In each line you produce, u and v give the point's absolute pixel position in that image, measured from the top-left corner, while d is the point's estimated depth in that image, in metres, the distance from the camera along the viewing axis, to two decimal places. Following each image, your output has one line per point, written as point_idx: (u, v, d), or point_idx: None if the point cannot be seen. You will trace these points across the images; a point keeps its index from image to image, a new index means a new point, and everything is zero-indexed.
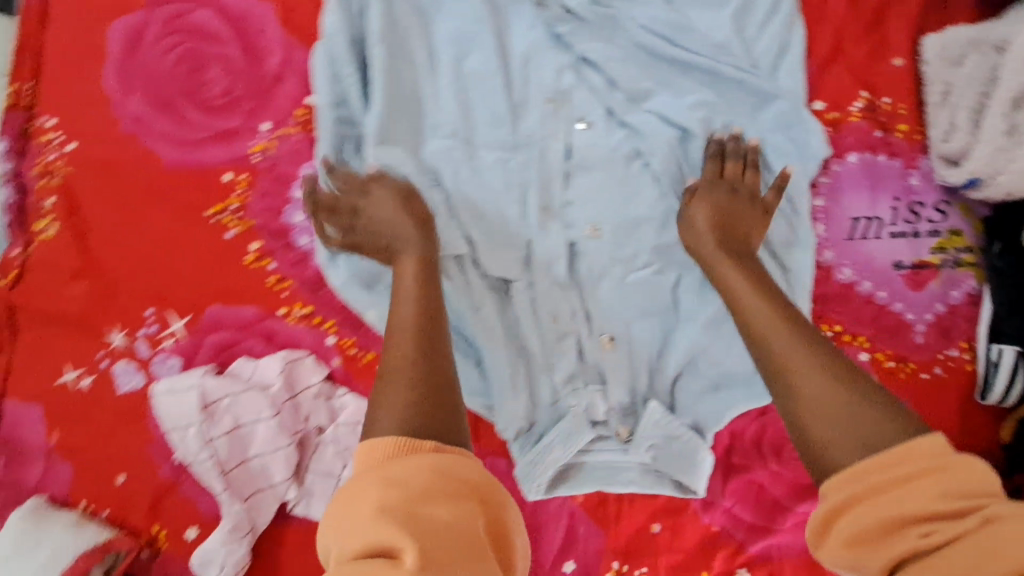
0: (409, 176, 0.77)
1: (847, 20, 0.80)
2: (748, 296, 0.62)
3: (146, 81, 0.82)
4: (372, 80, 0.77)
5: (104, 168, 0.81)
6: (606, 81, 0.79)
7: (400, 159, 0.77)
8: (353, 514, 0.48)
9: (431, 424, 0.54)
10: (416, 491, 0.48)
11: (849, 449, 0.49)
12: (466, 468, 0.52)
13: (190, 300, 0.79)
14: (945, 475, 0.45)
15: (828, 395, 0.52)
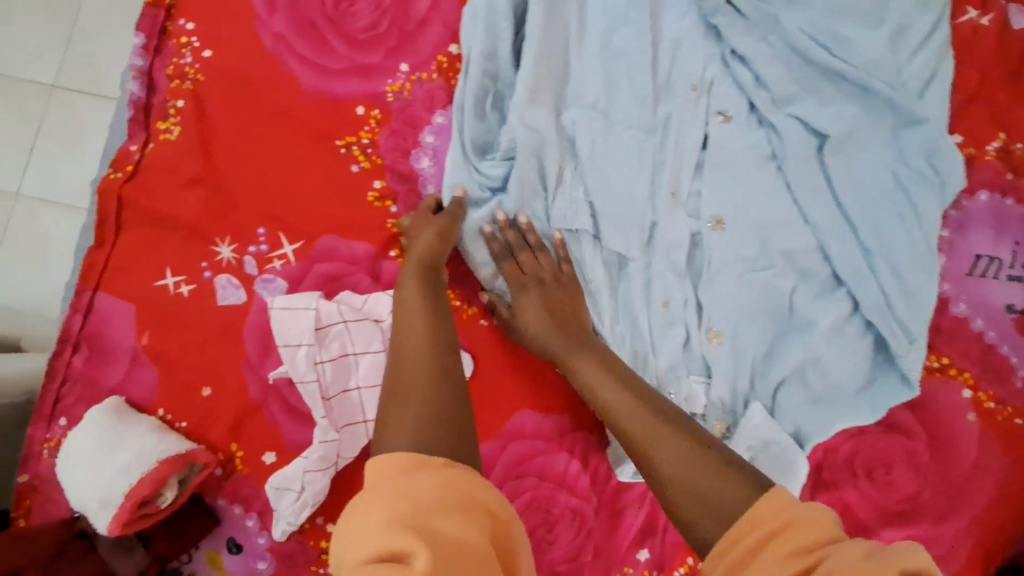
0: (548, 139, 0.77)
1: (993, 62, 0.82)
2: (597, 381, 0.64)
3: (294, 4, 0.84)
4: (527, 37, 0.77)
5: (240, 82, 0.82)
6: (753, 78, 0.79)
7: (543, 119, 0.76)
8: (364, 525, 0.44)
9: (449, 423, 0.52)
10: (425, 505, 0.45)
11: (705, 508, 0.47)
12: (480, 485, 0.48)
13: (303, 227, 0.79)
14: (792, 535, 0.42)
15: (672, 453, 0.52)
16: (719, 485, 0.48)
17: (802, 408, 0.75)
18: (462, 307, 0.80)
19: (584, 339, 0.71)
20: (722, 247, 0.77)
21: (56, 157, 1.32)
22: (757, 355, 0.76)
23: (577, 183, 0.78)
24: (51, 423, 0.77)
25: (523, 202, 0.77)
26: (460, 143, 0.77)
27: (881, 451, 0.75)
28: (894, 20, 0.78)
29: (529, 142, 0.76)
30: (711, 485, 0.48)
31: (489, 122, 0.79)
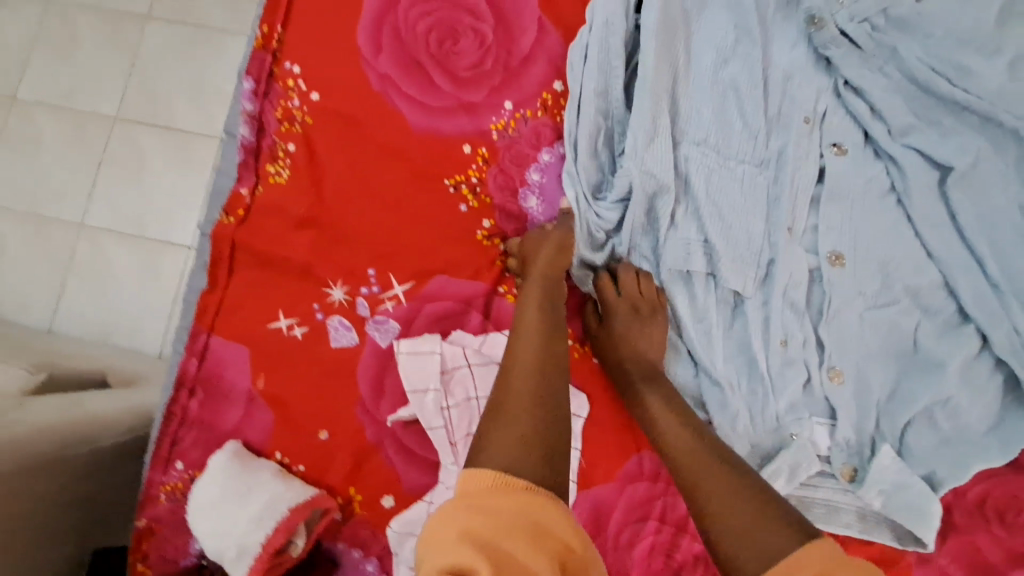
0: (661, 176, 0.75)
1: None
2: (665, 418, 0.68)
3: (398, 45, 0.84)
4: (643, 72, 0.75)
5: (348, 124, 0.84)
6: (868, 109, 0.78)
7: (660, 157, 0.75)
8: (441, 535, 0.47)
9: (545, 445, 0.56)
10: (499, 532, 0.46)
11: (749, 546, 0.53)
12: (553, 518, 0.49)
13: (414, 266, 0.80)
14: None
15: (727, 497, 0.58)
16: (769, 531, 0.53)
17: (932, 450, 0.72)
18: (575, 345, 0.79)
19: (654, 374, 0.73)
20: (842, 284, 0.75)
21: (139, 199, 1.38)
22: (882, 395, 0.74)
23: (690, 218, 0.77)
24: (167, 467, 0.77)
25: (633, 243, 0.78)
26: (582, 178, 0.77)
27: (1015, 493, 0.72)
28: (1013, 49, 0.75)
29: (645, 181, 0.75)
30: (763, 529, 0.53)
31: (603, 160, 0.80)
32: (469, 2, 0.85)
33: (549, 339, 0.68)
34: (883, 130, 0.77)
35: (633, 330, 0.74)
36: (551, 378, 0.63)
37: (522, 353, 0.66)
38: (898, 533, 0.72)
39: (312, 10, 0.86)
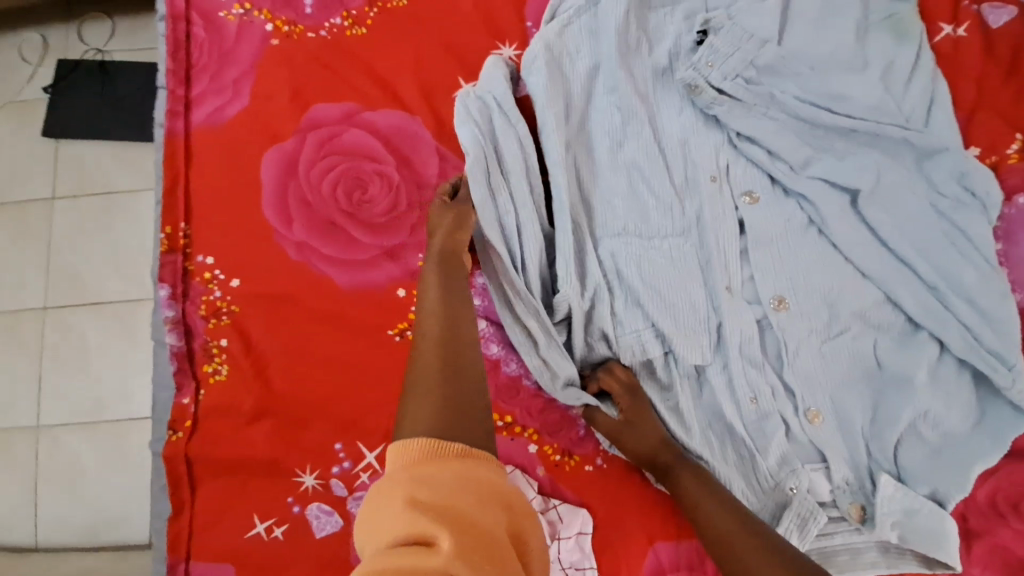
0: (591, 277, 0.76)
1: (983, 68, 0.83)
2: (702, 495, 0.69)
3: (306, 210, 0.84)
4: (558, 181, 0.77)
5: (277, 303, 0.82)
6: (766, 152, 0.80)
7: (588, 261, 0.76)
8: (382, 512, 0.43)
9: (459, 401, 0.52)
10: (446, 497, 0.43)
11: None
12: (492, 470, 0.47)
13: (379, 428, 0.78)
14: None
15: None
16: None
17: (929, 465, 0.72)
18: (563, 459, 0.78)
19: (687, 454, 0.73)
20: (794, 326, 0.76)
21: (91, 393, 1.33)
22: (865, 424, 0.74)
23: (632, 306, 0.77)
24: None
25: (590, 347, 0.78)
26: (526, 321, 0.75)
27: (1019, 482, 0.72)
28: (879, 59, 0.80)
29: (578, 296, 0.75)
30: None
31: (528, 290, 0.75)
32: (365, 150, 0.86)
33: (457, 301, 0.64)
34: (785, 170, 0.79)
35: (651, 432, 0.73)
36: (465, 370, 0.56)
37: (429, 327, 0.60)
38: (924, 561, 0.71)
39: (214, 199, 0.86)
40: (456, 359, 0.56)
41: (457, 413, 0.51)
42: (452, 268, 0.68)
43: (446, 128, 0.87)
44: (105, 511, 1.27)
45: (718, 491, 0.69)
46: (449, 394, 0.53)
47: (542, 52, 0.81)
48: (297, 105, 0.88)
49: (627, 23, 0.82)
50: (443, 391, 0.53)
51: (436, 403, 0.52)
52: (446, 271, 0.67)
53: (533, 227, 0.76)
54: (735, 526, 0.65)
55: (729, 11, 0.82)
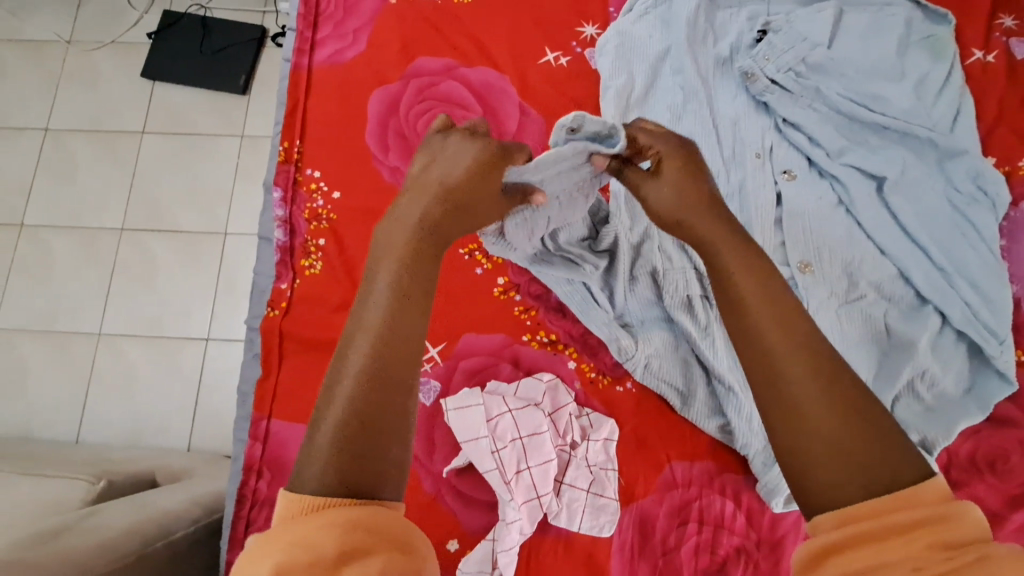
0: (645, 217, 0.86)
1: (1007, 90, 0.95)
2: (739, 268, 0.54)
3: (402, 140, 0.98)
4: None
5: (369, 214, 0.95)
6: (808, 138, 0.92)
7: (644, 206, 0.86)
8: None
9: (364, 420, 0.50)
10: (303, 536, 0.43)
11: (800, 421, 0.47)
12: (360, 514, 0.45)
13: (444, 329, 0.90)
14: (944, 527, 0.40)
15: (813, 394, 0.47)
16: (844, 431, 0.46)
17: (921, 418, 0.83)
18: (598, 377, 0.88)
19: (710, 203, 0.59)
20: (817, 287, 0.87)
21: (162, 301, 1.48)
22: (870, 378, 0.84)
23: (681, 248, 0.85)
24: (245, 547, 0.84)
25: (635, 280, 0.87)
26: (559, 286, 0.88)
27: (997, 445, 0.83)
28: (914, 72, 0.94)
29: (627, 228, 0.86)
30: (838, 429, 0.46)
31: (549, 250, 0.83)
32: (459, 97, 1.00)
33: (413, 283, 0.55)
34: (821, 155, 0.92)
35: (688, 194, 0.59)
36: (393, 371, 0.51)
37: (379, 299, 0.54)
38: None
39: (325, 123, 1.00)
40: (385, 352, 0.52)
41: (376, 438, 0.49)
42: (426, 245, 0.57)
43: (530, 87, 1.00)
44: (155, 415, 1.42)
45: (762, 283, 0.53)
46: (361, 408, 0.49)
47: (613, 36, 0.98)
48: (405, 53, 1.02)
49: (696, 17, 0.97)
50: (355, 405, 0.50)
51: (354, 395, 0.50)
52: (415, 244, 0.57)
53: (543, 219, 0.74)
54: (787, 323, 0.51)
55: (788, 18, 0.97)
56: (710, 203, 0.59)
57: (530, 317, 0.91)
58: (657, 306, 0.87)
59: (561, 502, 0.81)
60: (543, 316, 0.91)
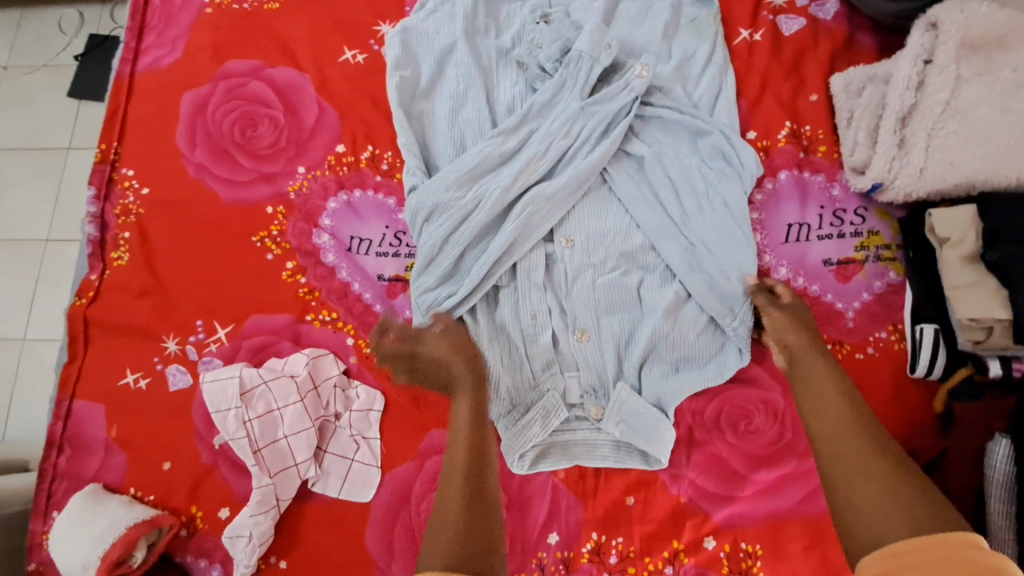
0: (440, 181, 0.92)
1: (770, 66, 0.99)
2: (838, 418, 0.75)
3: (207, 137, 1.05)
4: (432, 163, 0.99)
5: (173, 208, 1.02)
6: (580, 108, 0.96)
7: (433, 188, 0.92)
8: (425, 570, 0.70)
9: (471, 484, 0.78)
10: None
11: (834, 421, 0.75)
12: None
13: (233, 311, 0.96)
14: (855, 503, 0.68)
15: (873, 499, 0.66)
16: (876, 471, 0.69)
17: (664, 380, 0.88)
18: (374, 352, 0.92)
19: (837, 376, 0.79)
20: (572, 259, 0.93)
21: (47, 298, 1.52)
22: (619, 343, 0.90)
23: (466, 233, 0.91)
24: (46, 517, 0.91)
25: (435, 249, 0.91)
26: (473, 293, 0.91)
27: (740, 406, 0.87)
28: (678, 54, 1.00)
29: (462, 199, 0.92)
30: (851, 444, 0.72)
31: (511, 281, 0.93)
32: (263, 96, 1.05)
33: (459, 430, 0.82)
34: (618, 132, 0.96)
35: (838, 419, 0.75)
36: (473, 450, 0.81)
37: (460, 431, 0.82)
38: (642, 455, 0.87)
39: (143, 125, 1.08)
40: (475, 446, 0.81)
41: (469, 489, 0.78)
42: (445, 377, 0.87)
43: (330, 82, 1.06)
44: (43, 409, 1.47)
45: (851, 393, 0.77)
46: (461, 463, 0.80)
47: (398, 33, 1.03)
48: (217, 58, 1.09)
49: (474, 12, 1.04)
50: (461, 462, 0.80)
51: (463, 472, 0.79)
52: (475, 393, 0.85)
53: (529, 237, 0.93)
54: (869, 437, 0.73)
55: (566, 9, 1.04)
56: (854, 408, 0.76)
57: (314, 298, 0.95)
58: (438, 281, 0.91)
59: (322, 468, 0.87)
60: (326, 297, 0.95)
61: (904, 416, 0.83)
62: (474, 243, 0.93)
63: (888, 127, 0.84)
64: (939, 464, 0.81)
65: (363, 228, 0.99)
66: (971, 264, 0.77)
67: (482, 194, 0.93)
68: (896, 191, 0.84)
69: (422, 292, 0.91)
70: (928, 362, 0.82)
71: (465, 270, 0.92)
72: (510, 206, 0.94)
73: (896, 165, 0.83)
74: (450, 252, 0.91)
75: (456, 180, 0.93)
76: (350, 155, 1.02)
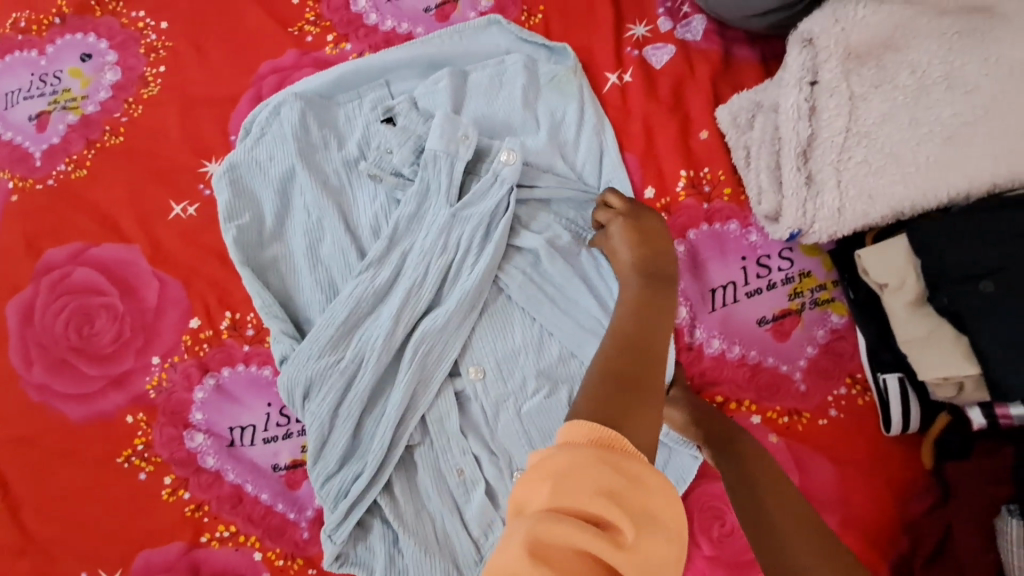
0: (312, 347, 0.79)
1: (649, 106, 0.87)
2: (773, 511, 0.61)
3: (40, 349, 0.89)
4: (301, 319, 0.86)
5: (19, 446, 0.86)
6: (450, 216, 0.83)
7: (305, 356, 0.79)
8: (569, 479, 0.44)
9: (635, 367, 0.56)
10: (572, 471, 0.44)
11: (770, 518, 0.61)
12: (624, 520, 0.43)
13: (115, 555, 0.81)
14: None
15: None
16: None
17: None
18: (287, 562, 0.79)
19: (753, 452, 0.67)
20: (484, 394, 0.81)
21: None
22: None
23: (358, 399, 0.78)
24: None
25: (327, 426, 0.78)
26: (384, 467, 0.77)
27: (711, 508, 0.75)
28: (546, 120, 0.88)
29: (343, 360, 0.79)
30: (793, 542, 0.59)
31: (426, 438, 0.80)
32: (93, 285, 0.90)
33: (631, 307, 0.64)
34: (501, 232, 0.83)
35: (769, 512, 0.61)
36: (649, 318, 0.62)
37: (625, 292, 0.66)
38: None
39: None
40: (649, 315, 0.63)
41: (637, 381, 0.55)
42: (659, 251, 0.71)
43: (165, 249, 0.92)
44: None
45: (780, 480, 0.64)
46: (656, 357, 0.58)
47: (224, 172, 0.89)
48: (31, 251, 0.93)
49: (306, 129, 0.90)
50: (628, 323, 0.62)
51: (625, 333, 0.60)
52: (653, 265, 0.69)
53: (431, 381, 0.80)
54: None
55: (410, 98, 0.91)
56: (782, 492, 0.63)
57: (204, 514, 0.81)
58: (339, 463, 0.78)
59: None
60: (216, 509, 0.81)
61: (889, 478, 0.72)
62: (373, 407, 0.80)
63: (791, 166, 0.75)
64: (945, 547, 0.68)
65: (241, 413, 0.85)
66: (920, 310, 0.70)
67: (364, 348, 0.79)
68: (817, 235, 0.75)
69: (325, 481, 0.77)
70: (901, 415, 0.72)
71: (368, 440, 0.79)
72: (399, 349, 0.81)
73: (811, 208, 0.74)
74: (345, 427, 0.78)
75: (329, 341, 0.79)
76: (207, 329, 0.88)
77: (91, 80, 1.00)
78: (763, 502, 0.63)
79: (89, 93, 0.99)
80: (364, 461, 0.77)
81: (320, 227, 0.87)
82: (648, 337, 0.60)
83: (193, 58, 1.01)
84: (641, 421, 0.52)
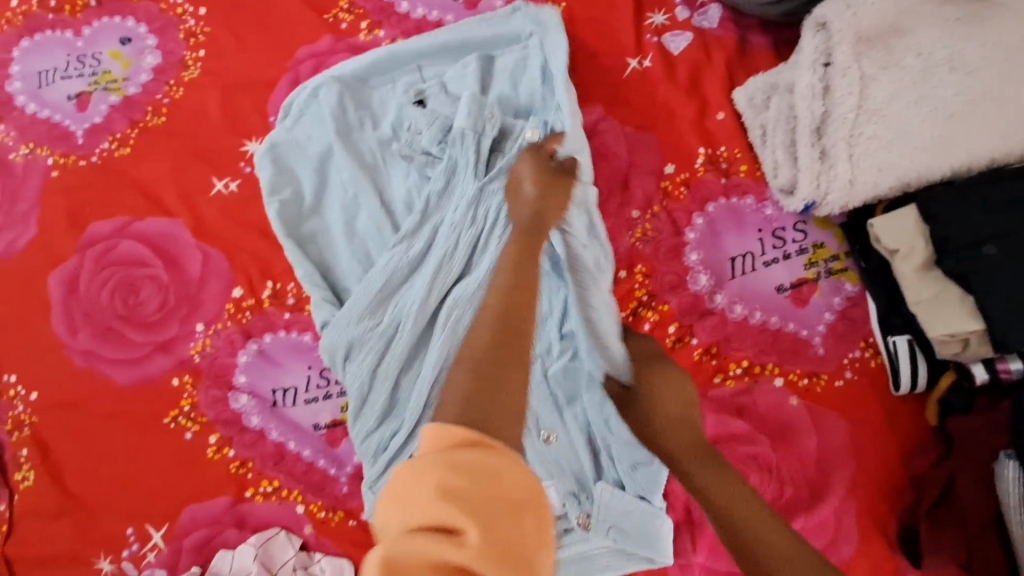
0: (352, 311, 0.84)
1: (669, 89, 0.92)
2: (721, 492, 0.73)
3: (87, 317, 0.93)
4: (338, 287, 0.90)
5: (65, 408, 0.90)
6: (478, 189, 0.87)
7: (346, 320, 0.84)
8: (409, 489, 0.44)
9: (510, 327, 0.64)
10: (407, 487, 0.44)
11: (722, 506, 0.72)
12: (465, 520, 0.42)
13: (164, 510, 0.85)
14: None
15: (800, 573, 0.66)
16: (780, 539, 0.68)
17: (643, 468, 0.78)
18: (328, 515, 0.83)
19: (696, 431, 0.77)
20: None
21: None
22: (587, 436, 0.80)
23: (394, 361, 0.83)
24: None
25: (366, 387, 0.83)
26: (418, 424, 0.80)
27: (731, 468, 0.76)
28: (569, 97, 0.91)
29: (379, 324, 0.84)
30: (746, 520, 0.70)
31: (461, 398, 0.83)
32: (137, 256, 0.94)
33: (514, 272, 0.75)
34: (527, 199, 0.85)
35: (720, 496, 0.73)
36: (521, 278, 0.74)
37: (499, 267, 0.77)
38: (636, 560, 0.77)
39: (15, 319, 0.93)
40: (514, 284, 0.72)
41: (513, 339, 0.63)
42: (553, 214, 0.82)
43: (206, 223, 0.96)
44: None
45: (724, 464, 0.75)
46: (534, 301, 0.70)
47: (266, 150, 0.93)
48: (75, 225, 0.97)
49: (342, 108, 0.94)
50: (504, 285, 0.73)
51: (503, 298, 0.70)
52: (529, 236, 0.81)
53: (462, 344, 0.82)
54: (745, 498, 0.72)
55: (440, 81, 0.96)
56: (725, 474, 0.74)
57: (248, 471, 0.85)
58: (376, 421, 0.82)
59: None
60: (260, 466, 0.85)
61: (897, 433, 0.78)
62: (408, 368, 0.83)
63: (805, 141, 0.82)
64: (948, 494, 0.73)
65: (283, 377, 0.89)
66: (927, 274, 0.75)
67: (400, 313, 0.84)
68: (830, 206, 0.80)
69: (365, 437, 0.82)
70: (910, 374, 0.77)
71: (405, 399, 0.83)
72: (432, 315, 0.85)
73: (824, 179, 0.80)
74: (383, 387, 0.82)
75: (368, 306, 0.84)
76: (249, 298, 0.92)
77: (131, 63, 1.04)
78: (715, 487, 0.73)
79: (129, 75, 1.03)
80: (401, 418, 0.82)
81: (356, 201, 0.92)
82: (523, 292, 0.71)
83: (230, 42, 1.05)
84: (514, 378, 0.59)
